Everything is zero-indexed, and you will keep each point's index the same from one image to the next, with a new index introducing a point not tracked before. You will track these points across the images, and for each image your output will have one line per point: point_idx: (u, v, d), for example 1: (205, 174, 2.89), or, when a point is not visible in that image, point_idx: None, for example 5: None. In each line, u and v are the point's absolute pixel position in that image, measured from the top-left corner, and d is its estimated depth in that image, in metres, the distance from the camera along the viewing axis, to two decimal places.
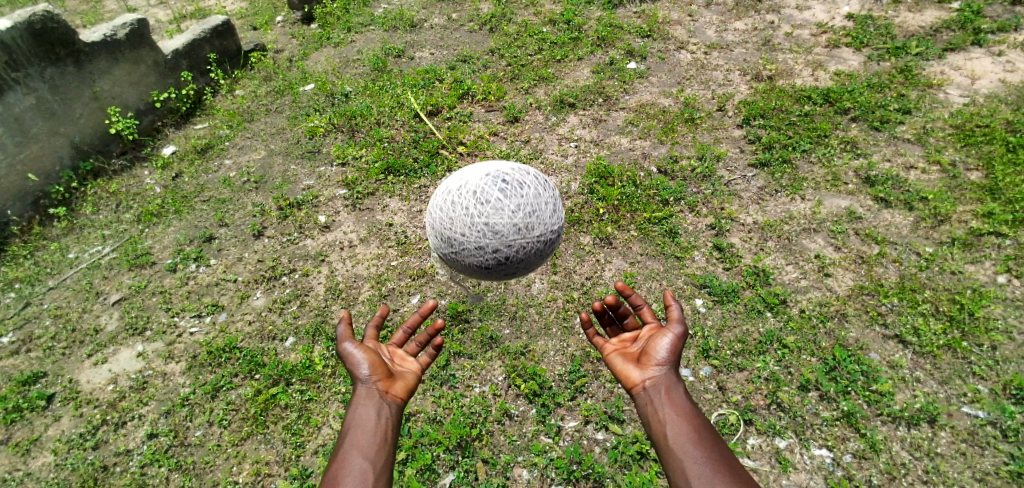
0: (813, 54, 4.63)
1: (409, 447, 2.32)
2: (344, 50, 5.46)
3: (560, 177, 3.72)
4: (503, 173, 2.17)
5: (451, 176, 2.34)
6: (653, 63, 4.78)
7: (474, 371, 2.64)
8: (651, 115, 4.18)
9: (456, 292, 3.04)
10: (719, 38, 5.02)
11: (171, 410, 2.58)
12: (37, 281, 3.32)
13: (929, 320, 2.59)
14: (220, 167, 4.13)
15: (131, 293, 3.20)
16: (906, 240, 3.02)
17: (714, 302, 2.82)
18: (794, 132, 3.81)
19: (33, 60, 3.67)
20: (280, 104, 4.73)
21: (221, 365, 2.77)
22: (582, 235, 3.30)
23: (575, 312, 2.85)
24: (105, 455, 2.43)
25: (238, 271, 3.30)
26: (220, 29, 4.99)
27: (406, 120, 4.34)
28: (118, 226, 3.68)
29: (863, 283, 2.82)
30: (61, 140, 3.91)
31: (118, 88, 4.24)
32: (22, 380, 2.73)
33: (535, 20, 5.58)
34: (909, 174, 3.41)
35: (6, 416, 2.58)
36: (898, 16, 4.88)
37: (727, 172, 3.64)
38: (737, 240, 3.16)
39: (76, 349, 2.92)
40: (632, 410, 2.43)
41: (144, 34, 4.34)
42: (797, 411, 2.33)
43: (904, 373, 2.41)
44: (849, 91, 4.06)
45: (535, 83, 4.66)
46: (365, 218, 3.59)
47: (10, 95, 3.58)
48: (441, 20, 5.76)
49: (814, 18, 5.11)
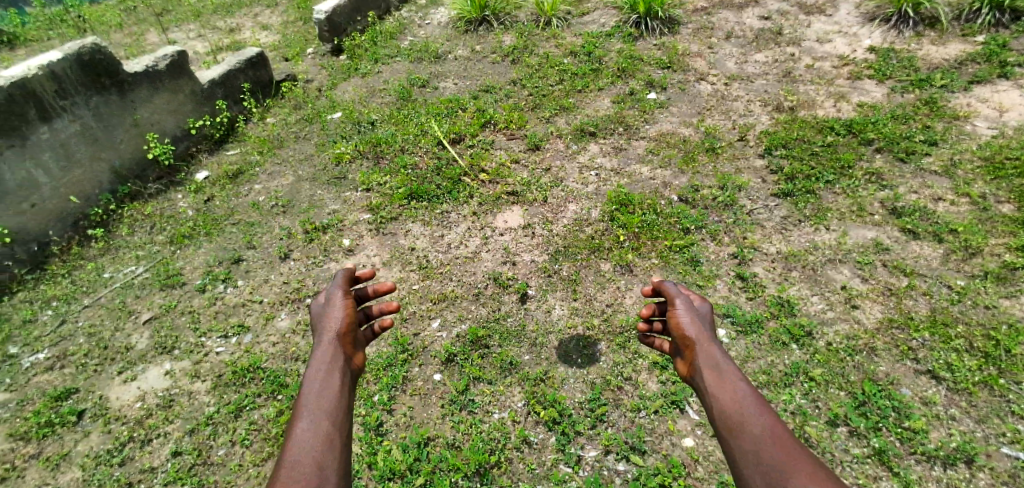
0: (835, 86, 4.64)
1: (427, 472, 2.31)
2: (371, 80, 5.66)
3: (581, 205, 3.75)
4: None
5: None
6: (673, 94, 4.85)
7: (493, 397, 2.63)
8: (672, 144, 4.22)
9: (476, 316, 3.05)
10: (739, 70, 5.07)
11: (195, 428, 2.62)
12: (73, 299, 3.44)
13: (963, 355, 2.51)
14: (250, 192, 4.27)
15: (161, 312, 3.29)
16: (936, 272, 2.96)
17: (737, 332, 2.78)
18: (817, 162, 3.80)
19: (79, 89, 3.89)
20: (309, 132, 4.90)
21: (245, 384, 2.81)
22: (602, 262, 3.31)
23: (595, 339, 2.84)
24: (130, 471, 2.47)
25: (264, 292, 3.38)
26: (253, 60, 5.23)
27: (430, 148, 4.45)
28: (151, 247, 3.81)
29: (892, 316, 2.76)
30: (102, 165, 4.09)
31: (157, 116, 4.44)
32: (55, 396, 2.80)
33: (557, 52, 5.72)
34: (937, 206, 3.36)
35: (38, 431, 2.64)
36: (921, 49, 4.88)
37: (749, 201, 3.63)
38: (760, 270, 3.14)
39: (107, 366, 3.00)
40: (654, 440, 2.39)
41: (183, 65, 4.57)
42: (826, 447, 2.26)
43: (937, 410, 2.34)
44: (873, 122, 4.05)
45: (556, 113, 4.75)
46: (388, 243, 3.65)
47: (57, 122, 3.78)
48: (466, 52, 5.95)
49: (835, 50, 5.14)
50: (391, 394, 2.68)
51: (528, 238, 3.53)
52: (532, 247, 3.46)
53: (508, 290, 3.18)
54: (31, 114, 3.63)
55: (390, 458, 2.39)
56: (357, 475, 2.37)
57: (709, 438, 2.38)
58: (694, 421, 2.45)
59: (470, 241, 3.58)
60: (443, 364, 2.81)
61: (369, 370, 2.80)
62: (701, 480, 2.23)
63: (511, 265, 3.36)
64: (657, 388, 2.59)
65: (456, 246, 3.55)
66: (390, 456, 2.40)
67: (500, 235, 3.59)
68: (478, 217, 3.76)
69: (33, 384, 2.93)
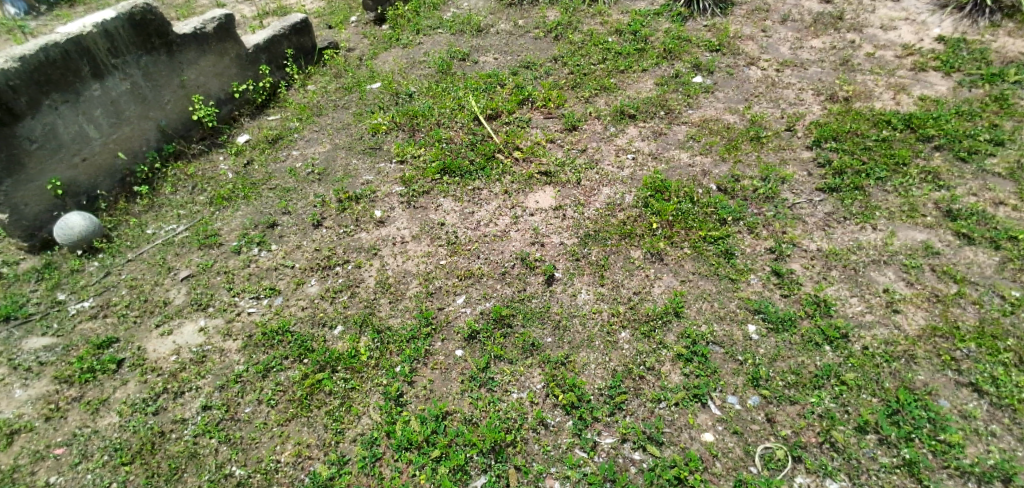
0: (896, 77, 4.36)
1: (443, 446, 2.34)
2: (411, 51, 5.63)
3: (615, 189, 3.68)
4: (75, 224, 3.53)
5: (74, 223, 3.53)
6: (720, 78, 4.65)
7: (513, 376, 2.63)
8: (714, 131, 4.06)
9: (501, 295, 3.05)
10: (794, 56, 4.82)
11: (226, 385, 2.72)
12: (118, 253, 3.60)
13: (1011, 370, 2.36)
14: (288, 157, 4.34)
15: (198, 271, 3.41)
16: (988, 281, 2.78)
17: (768, 330, 2.70)
18: (870, 158, 3.59)
19: (131, 48, 3.98)
20: (347, 101, 4.93)
21: (274, 346, 2.89)
22: (632, 248, 3.24)
23: (620, 326, 2.80)
24: (163, 421, 2.59)
25: (296, 258, 3.45)
26: (298, 26, 5.27)
27: (465, 123, 4.41)
28: (192, 207, 3.93)
29: (937, 324, 2.61)
30: (149, 123, 4.21)
31: (202, 78, 4.53)
32: (98, 344, 2.96)
33: (601, 30, 5.55)
34: (998, 210, 3.14)
35: (81, 375, 2.80)
36: (996, 40, 4.52)
37: (793, 194, 3.48)
38: (797, 267, 3.01)
39: (146, 319, 3.13)
40: (672, 433, 2.35)
41: (230, 29, 4.62)
42: (852, 453, 2.18)
43: (977, 425, 2.21)
44: (935, 118, 3.80)
45: (596, 93, 4.63)
46: (419, 217, 3.66)
47: (109, 79, 3.89)
48: (508, 26, 5.83)
49: (900, 39, 4.81)
50: (413, 366, 2.72)
51: (558, 220, 3.49)
52: (562, 229, 3.42)
53: (535, 272, 3.16)
54: (85, 70, 3.74)
55: (408, 429, 2.43)
56: (375, 442, 2.41)
57: (730, 434, 2.33)
58: (716, 416, 2.39)
59: (500, 219, 3.56)
60: (465, 340, 2.83)
61: (393, 341, 2.85)
62: (719, 476, 2.18)
63: (540, 246, 3.33)
64: (679, 380, 2.54)
65: (486, 223, 3.53)
66: (409, 426, 2.44)
67: (530, 216, 3.55)
68: (509, 196, 3.72)
69: (78, 331, 3.09)
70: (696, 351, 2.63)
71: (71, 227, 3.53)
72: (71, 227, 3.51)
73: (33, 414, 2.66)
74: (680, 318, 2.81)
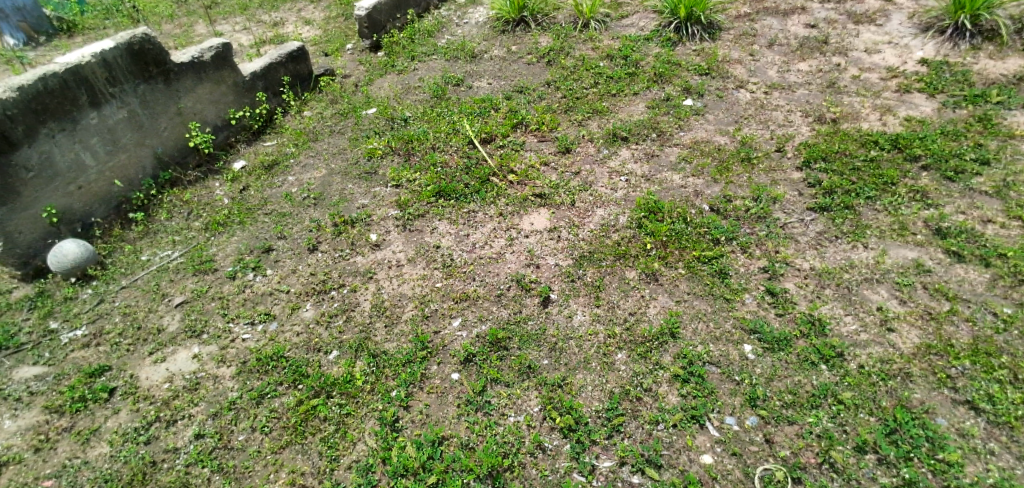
0: (881, 98, 4.46)
1: (440, 471, 2.31)
2: (406, 77, 5.73)
3: (608, 210, 3.71)
4: (65, 252, 3.51)
5: (65, 250, 3.51)
6: (710, 101, 4.74)
7: (510, 399, 2.62)
8: (706, 152, 4.12)
9: (497, 318, 3.04)
10: (781, 79, 4.93)
11: (219, 412, 2.69)
12: (112, 280, 3.58)
13: (1006, 388, 2.37)
14: (284, 183, 4.37)
15: (192, 297, 3.39)
16: (980, 298, 2.81)
17: (764, 350, 2.70)
18: (858, 178, 3.65)
19: (128, 77, 4.04)
20: (343, 126, 4.99)
21: (268, 372, 2.87)
22: (627, 269, 3.26)
23: (616, 347, 2.79)
24: (155, 450, 2.55)
25: (292, 282, 3.45)
26: (295, 54, 5.36)
27: (460, 146, 4.46)
28: (187, 233, 3.93)
29: (931, 342, 2.62)
30: (145, 151, 4.24)
31: (199, 105, 4.58)
32: (90, 372, 2.92)
33: (593, 55, 5.67)
34: (986, 228, 3.19)
35: (72, 405, 2.76)
36: (976, 63, 4.64)
37: (784, 214, 3.52)
38: (791, 286, 3.03)
39: (139, 346, 3.11)
40: (671, 455, 2.33)
41: (227, 57, 4.70)
42: (852, 474, 2.16)
43: (975, 444, 2.21)
44: (920, 138, 3.87)
45: (589, 116, 4.70)
46: (414, 239, 3.68)
47: (106, 108, 3.93)
48: (501, 52, 5.95)
49: (883, 62, 4.94)
50: (408, 391, 2.70)
51: (553, 242, 3.51)
52: (557, 251, 3.44)
53: (530, 293, 3.16)
54: (82, 99, 3.78)
55: (404, 455, 2.40)
56: (370, 469, 2.38)
57: (729, 456, 2.31)
58: (714, 437, 2.38)
59: (495, 241, 3.58)
60: (461, 363, 2.81)
61: (388, 365, 2.83)
62: None
63: (535, 268, 3.34)
64: (677, 401, 2.53)
65: (481, 245, 3.55)
66: (405, 452, 2.42)
67: (525, 237, 3.57)
68: (504, 218, 3.75)
69: (70, 359, 3.06)
70: (693, 372, 2.62)
71: (64, 253, 3.51)
72: (63, 254, 3.50)
73: (22, 445, 2.62)
74: (676, 339, 2.81)
